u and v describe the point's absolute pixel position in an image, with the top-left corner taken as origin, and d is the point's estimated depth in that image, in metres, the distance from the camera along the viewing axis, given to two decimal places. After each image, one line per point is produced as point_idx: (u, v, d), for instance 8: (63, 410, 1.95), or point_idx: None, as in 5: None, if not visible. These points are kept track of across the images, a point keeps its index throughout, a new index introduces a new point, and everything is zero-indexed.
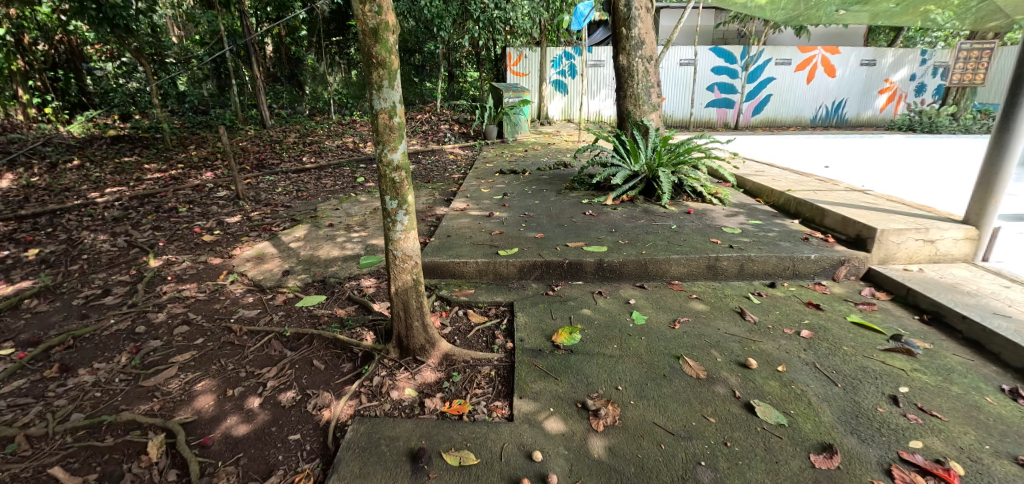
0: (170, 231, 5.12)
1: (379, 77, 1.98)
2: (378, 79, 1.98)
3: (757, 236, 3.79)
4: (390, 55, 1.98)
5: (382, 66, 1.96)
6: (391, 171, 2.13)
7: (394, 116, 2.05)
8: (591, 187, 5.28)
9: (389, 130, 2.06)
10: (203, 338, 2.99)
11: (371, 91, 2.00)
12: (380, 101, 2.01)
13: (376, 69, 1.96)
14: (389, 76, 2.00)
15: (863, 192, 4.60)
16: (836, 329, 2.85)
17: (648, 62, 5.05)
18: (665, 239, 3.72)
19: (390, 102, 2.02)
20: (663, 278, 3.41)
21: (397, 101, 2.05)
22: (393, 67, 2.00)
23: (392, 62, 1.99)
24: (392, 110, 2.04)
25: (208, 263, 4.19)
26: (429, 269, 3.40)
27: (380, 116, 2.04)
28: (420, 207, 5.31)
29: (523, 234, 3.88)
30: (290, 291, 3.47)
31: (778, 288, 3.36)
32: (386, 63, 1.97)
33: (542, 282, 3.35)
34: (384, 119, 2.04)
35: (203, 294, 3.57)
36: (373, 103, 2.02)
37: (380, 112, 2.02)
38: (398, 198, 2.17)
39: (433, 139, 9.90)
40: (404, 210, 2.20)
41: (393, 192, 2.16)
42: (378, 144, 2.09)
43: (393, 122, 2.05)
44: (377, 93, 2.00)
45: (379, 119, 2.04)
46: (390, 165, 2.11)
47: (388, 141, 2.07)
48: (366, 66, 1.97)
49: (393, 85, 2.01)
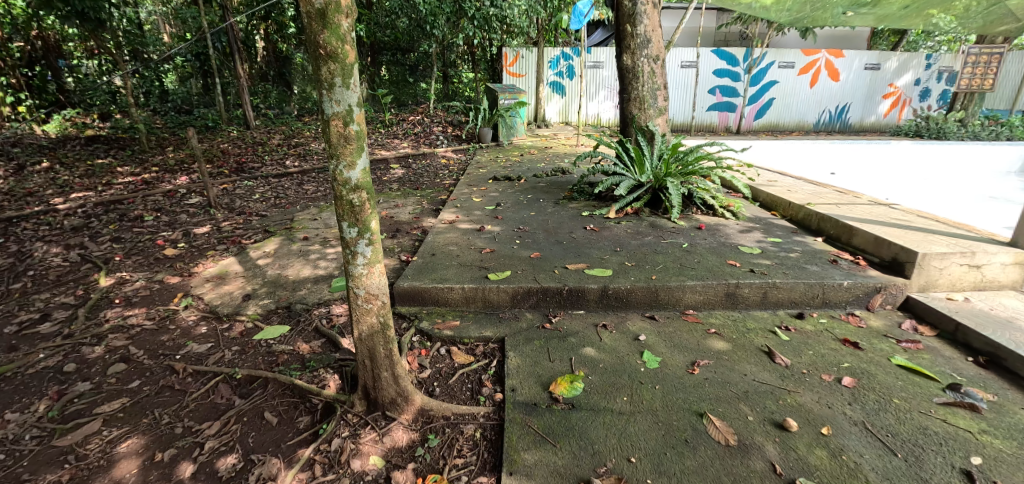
0: (130, 243, 4.65)
1: (332, 73, 1.56)
2: (331, 75, 1.57)
3: (779, 258, 3.38)
4: (346, 46, 1.57)
5: (334, 58, 1.55)
6: (348, 190, 1.70)
7: (351, 121, 1.63)
8: (591, 197, 4.87)
9: (345, 141, 1.64)
10: (140, 381, 2.54)
11: (322, 90, 1.59)
12: (332, 102, 1.59)
13: (325, 63, 1.55)
14: (345, 73, 1.58)
15: (889, 206, 4.21)
16: (881, 374, 2.44)
17: (654, 62, 4.64)
18: (676, 260, 3.31)
19: (346, 104, 1.60)
20: (676, 307, 2.99)
21: (355, 104, 1.62)
22: (350, 62, 1.59)
23: (348, 55, 1.58)
24: (349, 115, 1.62)
25: (165, 282, 3.74)
26: (409, 295, 2.97)
27: (332, 120, 1.62)
28: (406, 218, 4.88)
29: (516, 253, 3.46)
30: (250, 319, 3.03)
31: (807, 320, 2.95)
32: (339, 57, 1.56)
33: (539, 311, 2.93)
34: (337, 125, 1.62)
35: (150, 323, 3.12)
36: (323, 104, 1.60)
37: (333, 116, 1.60)
38: (358, 225, 1.74)
39: (425, 141, 9.47)
40: (366, 239, 1.77)
41: (351, 218, 1.73)
42: (332, 158, 1.67)
43: (351, 129, 1.63)
44: (329, 93, 1.58)
45: (331, 126, 1.63)
46: (348, 184, 1.69)
47: (344, 154, 1.65)
48: (314, 60, 1.56)
49: (349, 83, 1.60)
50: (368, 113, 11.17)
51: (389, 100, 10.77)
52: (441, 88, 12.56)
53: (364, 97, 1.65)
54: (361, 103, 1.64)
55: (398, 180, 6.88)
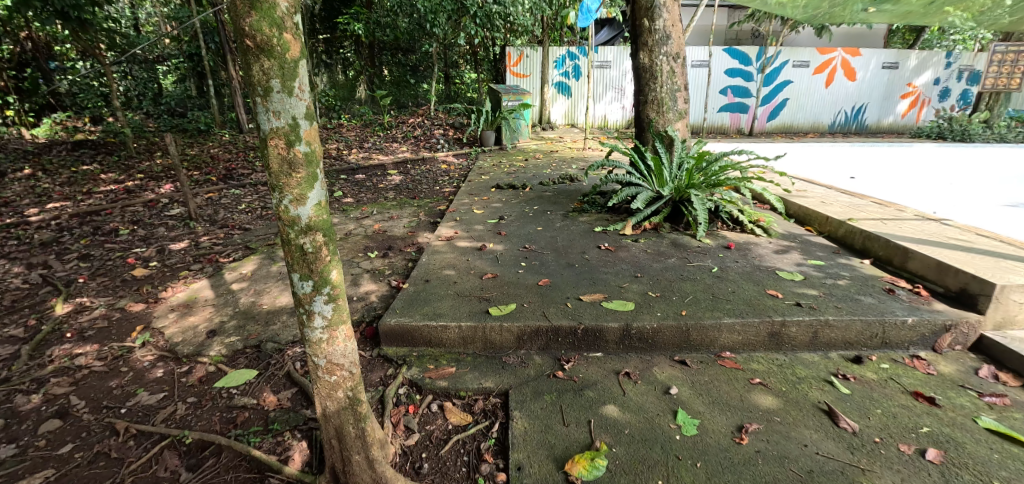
0: (98, 262, 4.25)
1: (270, 76, 1.26)
2: (268, 78, 1.26)
3: (827, 287, 2.95)
4: (289, 42, 1.27)
5: (269, 54, 1.24)
6: (297, 232, 1.38)
7: (297, 141, 1.31)
8: (604, 209, 4.44)
9: (291, 167, 1.32)
10: (72, 446, 2.13)
11: (257, 100, 1.27)
12: (271, 115, 1.28)
13: (257, 60, 1.24)
14: (287, 76, 1.28)
15: (940, 222, 3.76)
16: (971, 443, 2.00)
17: (675, 61, 4.19)
18: (707, 290, 2.87)
19: (288, 117, 1.29)
20: (710, 349, 2.56)
21: (301, 117, 1.31)
22: (294, 61, 1.28)
23: (292, 53, 1.28)
24: (294, 131, 1.30)
25: (127, 310, 3.32)
26: (397, 335, 2.54)
27: (271, 139, 1.30)
28: (400, 233, 4.45)
29: (522, 280, 3.02)
30: (212, 362, 2.60)
31: (866, 366, 2.53)
32: (276, 54, 1.25)
33: (549, 354, 2.50)
34: (279, 144, 1.29)
35: (100, 364, 2.71)
36: (261, 119, 1.28)
37: (273, 133, 1.28)
38: (314, 276, 1.41)
39: (425, 145, 9.05)
40: (324, 294, 1.43)
41: (304, 268, 1.40)
42: (275, 192, 1.34)
43: (297, 150, 1.31)
44: (267, 103, 1.27)
45: (271, 145, 1.30)
46: (297, 223, 1.36)
47: (289, 185, 1.32)
48: (243, 60, 1.24)
49: (292, 91, 1.28)
50: (367, 115, 10.76)
51: (388, 102, 10.36)
52: (443, 89, 12.14)
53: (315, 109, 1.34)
54: (310, 115, 1.32)
55: (394, 189, 6.45)
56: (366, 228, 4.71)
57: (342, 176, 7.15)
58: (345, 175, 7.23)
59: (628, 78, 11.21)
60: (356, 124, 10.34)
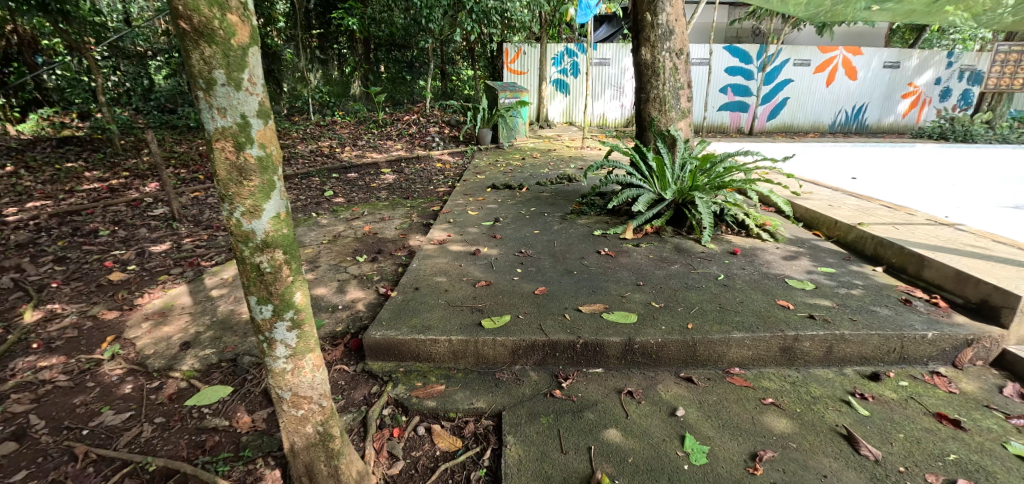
0: (74, 266, 4.04)
1: (214, 66, 1.24)
2: (212, 70, 1.24)
3: (840, 297, 2.79)
4: (235, 28, 1.25)
5: (212, 40, 1.22)
6: (251, 248, 1.37)
7: (248, 144, 1.30)
8: (603, 210, 4.27)
9: (241, 174, 1.32)
10: (25, 473, 1.93)
11: (200, 96, 1.26)
12: (217, 114, 1.27)
13: (198, 45, 1.21)
14: (233, 67, 1.26)
15: (953, 227, 3.60)
16: (1003, 473, 1.87)
17: (677, 58, 4.02)
18: (714, 300, 2.71)
19: (236, 115, 1.28)
20: (718, 364, 2.40)
21: (251, 116, 1.30)
22: (241, 49, 1.27)
23: (240, 40, 1.26)
24: (244, 131, 1.29)
25: (99, 318, 3.13)
26: (383, 349, 2.36)
27: (216, 140, 1.28)
28: (391, 236, 4.28)
29: (517, 288, 2.85)
30: (184, 377, 2.42)
31: (884, 384, 2.41)
32: (220, 40, 1.23)
33: (545, 369, 2.33)
34: (225, 144, 1.28)
35: (64, 378, 2.51)
36: (205, 117, 1.27)
37: (219, 133, 1.27)
38: (275, 300, 1.41)
39: (420, 143, 8.85)
40: (285, 318, 1.44)
41: (261, 290, 1.40)
42: (225, 203, 1.33)
43: (247, 153, 1.30)
44: (211, 98, 1.25)
45: (216, 146, 1.29)
46: (251, 239, 1.36)
47: (239, 193, 1.32)
48: (183, 51, 1.22)
49: (240, 86, 1.27)
50: (361, 112, 10.53)
51: (383, 99, 10.14)
52: (439, 86, 11.93)
53: (267, 106, 1.34)
54: (260, 112, 1.32)
55: (387, 188, 6.27)
56: (356, 229, 4.54)
57: (334, 175, 6.94)
58: (337, 174, 7.04)
59: (627, 76, 11.03)
60: (350, 122, 10.12)
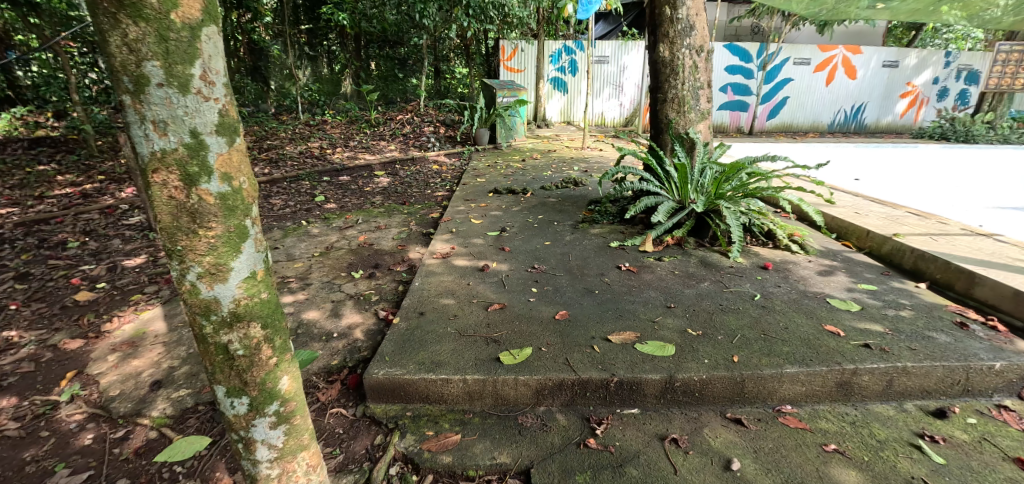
0: (37, 284, 3.68)
1: (145, 57, 1.00)
2: (143, 62, 1.01)
3: (891, 320, 2.52)
4: (178, 1, 1.01)
5: (143, 17, 0.98)
6: (215, 323, 1.19)
7: (203, 177, 1.10)
8: (617, 218, 4.00)
9: (196, 218, 1.12)
10: None
11: (128, 104, 1.03)
12: (154, 131, 1.05)
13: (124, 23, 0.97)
14: (174, 58, 1.03)
15: (994, 238, 3.36)
16: None
17: (698, 55, 3.73)
18: (754, 325, 2.43)
19: (186, 131, 1.07)
20: (768, 402, 2.11)
21: (208, 135, 1.10)
22: (189, 30, 1.03)
23: (186, 15, 1.02)
24: (196, 158, 1.09)
25: (60, 349, 2.79)
26: (387, 389, 2.08)
27: (155, 169, 1.07)
28: (388, 248, 3.97)
29: (534, 312, 2.56)
30: (155, 425, 2.11)
31: (951, 422, 2.09)
32: (152, 16, 0.98)
33: (574, 411, 2.03)
34: (169, 175, 1.07)
35: (15, 425, 2.18)
36: (138, 134, 1.05)
37: (160, 162, 1.06)
38: (249, 396, 1.27)
39: (414, 144, 8.52)
40: (261, 412, 1.30)
41: (227, 378, 1.24)
42: (176, 260, 1.14)
43: (203, 188, 1.10)
44: (144, 107, 1.03)
45: (156, 178, 1.08)
46: (214, 309, 1.18)
47: (195, 246, 1.13)
48: (100, 36, 0.98)
49: (187, 90, 1.06)
50: (352, 111, 10.15)
51: (375, 97, 9.78)
52: (433, 84, 11.57)
53: (227, 118, 1.13)
54: (218, 127, 1.11)
55: (382, 192, 5.94)
56: (350, 240, 4.22)
57: (324, 178, 6.59)
58: (328, 176, 6.69)
59: (626, 74, 10.76)
60: (341, 121, 9.74)
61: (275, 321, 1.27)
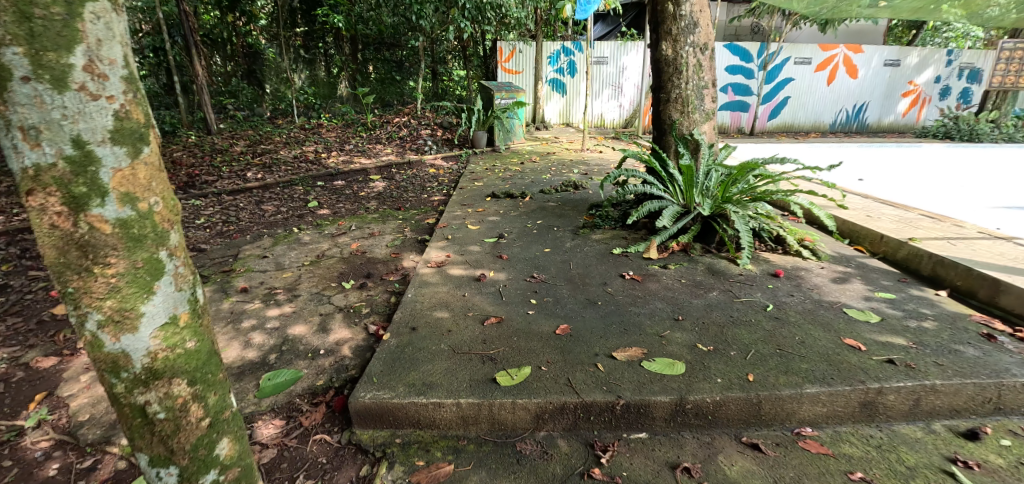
0: (15, 297, 3.53)
1: (3, 40, 0.82)
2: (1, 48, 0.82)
3: (913, 332, 2.36)
4: None
5: None
6: (127, 380, 1.04)
7: (95, 198, 0.92)
8: (619, 223, 3.85)
9: (92, 252, 0.94)
10: None
11: None
12: (25, 140, 0.87)
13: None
14: (44, 41, 0.85)
15: (1015, 241, 3.20)
16: None
17: (702, 53, 3.59)
18: (769, 339, 2.28)
19: (65, 140, 0.89)
20: (787, 424, 1.95)
21: (98, 144, 0.92)
22: (61, 6, 0.86)
23: None
24: (83, 175, 0.91)
25: (32, 368, 2.65)
26: (375, 414, 1.93)
27: (30, 190, 0.88)
28: (382, 256, 3.81)
29: (533, 326, 2.41)
30: (124, 455, 1.96)
31: (984, 444, 1.90)
32: None
33: (577, 436, 1.88)
34: (48, 197, 0.89)
35: None
36: (5, 145, 0.87)
37: (34, 180, 0.88)
38: (179, 466, 1.14)
39: (411, 147, 8.37)
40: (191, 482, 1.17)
41: (150, 446, 1.10)
42: (70, 306, 0.97)
43: (95, 212, 0.92)
44: (9, 110, 0.85)
45: (33, 201, 0.89)
46: (124, 367, 1.04)
47: (90, 287, 0.96)
48: None
49: (65, 85, 0.87)
50: (348, 114, 10.02)
51: (371, 100, 9.65)
52: (430, 87, 11.42)
53: (128, 124, 0.97)
54: (114, 133, 0.94)
55: (376, 197, 5.79)
56: (342, 248, 4.07)
57: (318, 183, 6.44)
58: (322, 181, 6.53)
59: (626, 75, 10.62)
60: (337, 125, 9.59)
61: (205, 375, 1.14)
